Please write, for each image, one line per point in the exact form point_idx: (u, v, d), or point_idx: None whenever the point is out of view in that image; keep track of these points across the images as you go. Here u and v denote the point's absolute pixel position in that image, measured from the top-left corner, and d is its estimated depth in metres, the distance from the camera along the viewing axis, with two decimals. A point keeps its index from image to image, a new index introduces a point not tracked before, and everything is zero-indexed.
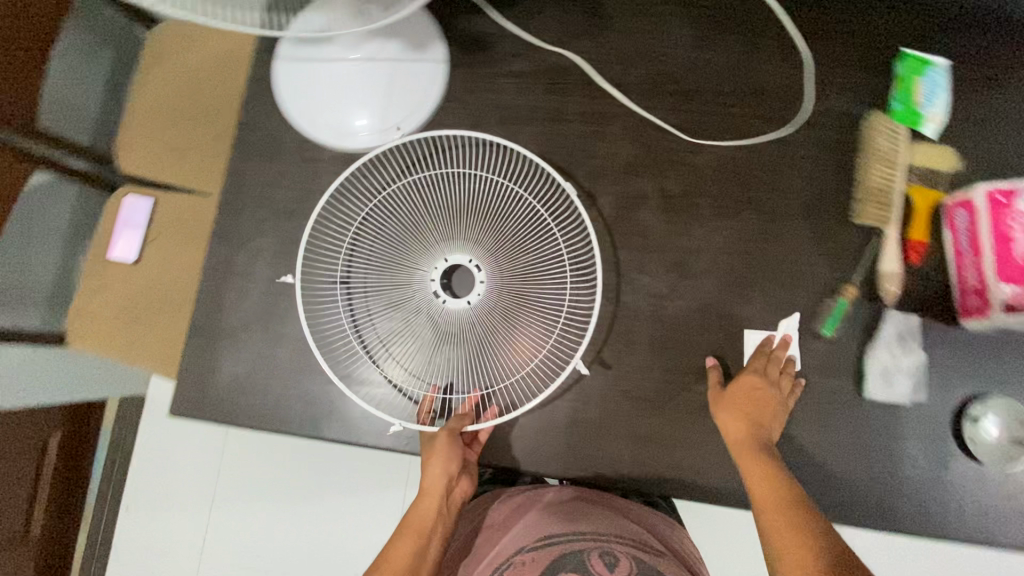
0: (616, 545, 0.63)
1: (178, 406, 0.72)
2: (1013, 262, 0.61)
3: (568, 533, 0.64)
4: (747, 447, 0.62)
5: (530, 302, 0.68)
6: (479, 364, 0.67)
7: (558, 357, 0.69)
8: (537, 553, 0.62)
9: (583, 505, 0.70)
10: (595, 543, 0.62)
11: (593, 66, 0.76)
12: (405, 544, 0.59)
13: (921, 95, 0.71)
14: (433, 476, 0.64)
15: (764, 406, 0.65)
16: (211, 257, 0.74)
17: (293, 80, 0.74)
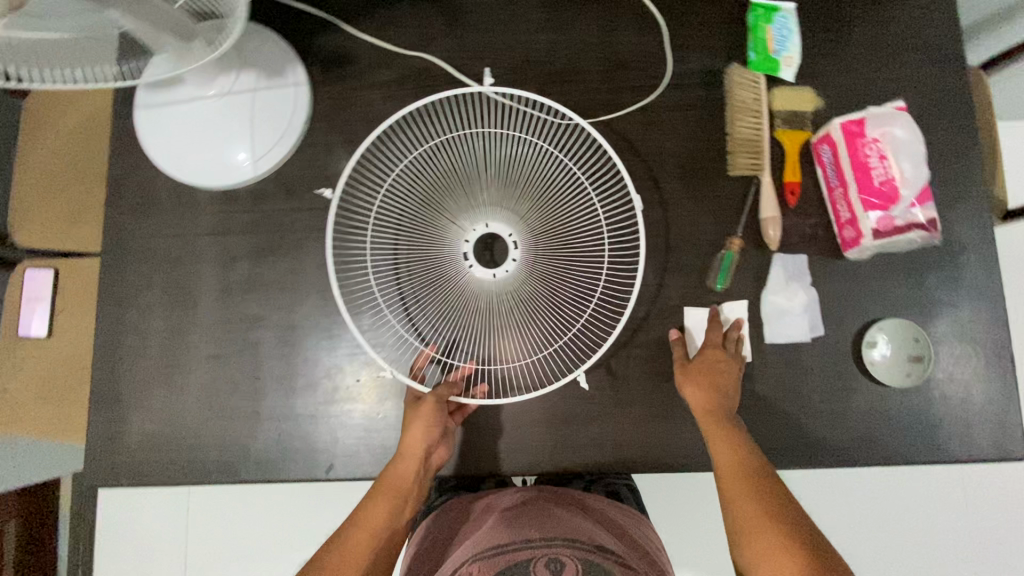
0: (568, 550, 0.52)
1: (90, 476, 0.70)
2: (874, 188, 0.64)
3: (516, 543, 0.54)
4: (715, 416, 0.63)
5: (570, 270, 0.68)
6: (512, 334, 0.68)
7: (593, 332, 0.70)
8: (481, 565, 0.52)
9: (537, 515, 0.61)
10: (544, 549, 0.52)
11: (455, 65, 0.76)
12: (380, 508, 0.61)
13: (774, 43, 0.73)
14: (412, 438, 0.63)
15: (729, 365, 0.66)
16: (102, 319, 0.72)
17: (151, 127, 0.72)
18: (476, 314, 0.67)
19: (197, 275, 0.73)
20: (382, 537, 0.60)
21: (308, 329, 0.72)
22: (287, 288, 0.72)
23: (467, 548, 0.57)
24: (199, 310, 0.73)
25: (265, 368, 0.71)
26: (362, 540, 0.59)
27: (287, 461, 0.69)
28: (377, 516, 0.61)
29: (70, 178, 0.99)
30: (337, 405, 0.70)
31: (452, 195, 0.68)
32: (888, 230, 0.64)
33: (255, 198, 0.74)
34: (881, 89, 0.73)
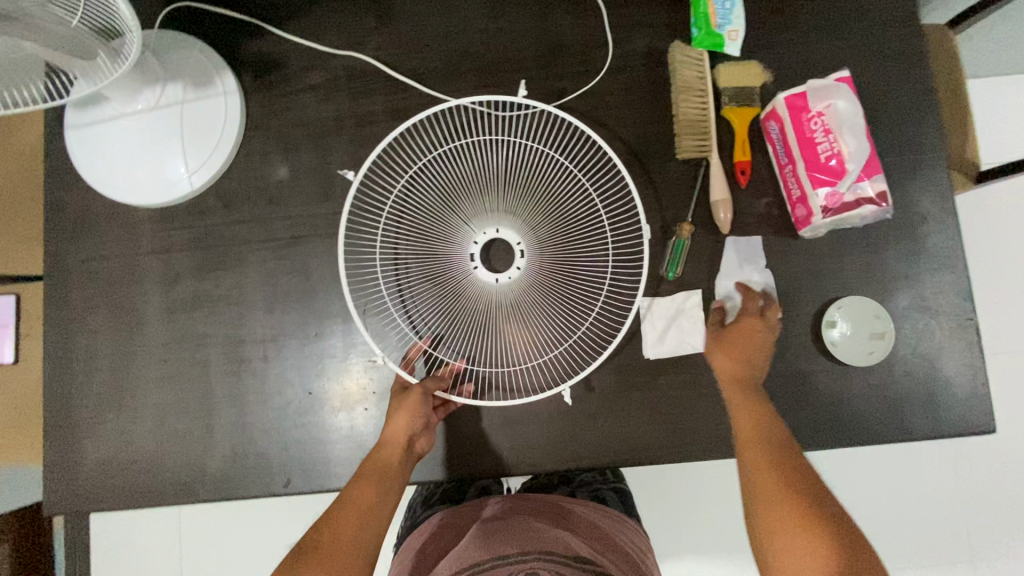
0: (545, 564, 0.51)
1: (50, 504, 0.69)
2: (820, 165, 0.61)
3: (495, 560, 0.53)
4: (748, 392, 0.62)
5: (575, 275, 0.67)
6: (518, 341, 0.67)
7: (597, 339, 0.69)
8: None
9: (518, 526, 0.59)
10: (521, 565, 0.51)
11: (389, 62, 0.74)
12: (365, 487, 0.58)
13: (717, 17, 0.69)
14: (393, 428, 0.61)
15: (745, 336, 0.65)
16: (49, 347, 0.72)
17: (79, 147, 0.70)
18: (485, 316, 0.66)
19: (140, 296, 0.72)
20: (368, 516, 0.56)
21: (255, 343, 0.70)
22: (232, 303, 0.71)
23: (446, 565, 0.56)
24: (145, 332, 0.71)
25: (215, 386, 0.70)
26: (348, 518, 0.55)
27: (243, 479, 0.69)
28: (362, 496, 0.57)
29: (18, 206, 0.98)
30: (290, 419, 0.69)
31: (462, 192, 0.67)
32: (838, 206, 0.62)
33: (193, 214, 0.73)
34: (830, 57, 0.70)
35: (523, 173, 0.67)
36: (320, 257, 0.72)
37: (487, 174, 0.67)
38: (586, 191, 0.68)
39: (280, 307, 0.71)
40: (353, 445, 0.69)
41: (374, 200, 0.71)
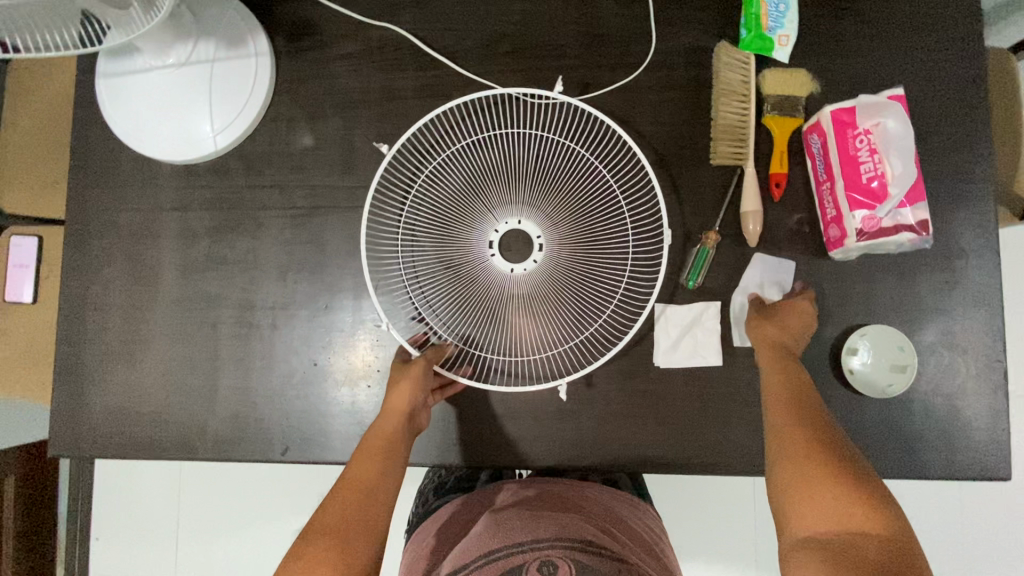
0: (562, 553, 0.49)
1: (55, 447, 0.71)
2: (862, 186, 0.58)
3: (510, 547, 0.51)
4: (777, 379, 0.57)
5: (594, 271, 0.66)
6: (530, 330, 0.66)
7: (608, 336, 0.67)
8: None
9: (529, 514, 0.57)
10: (537, 553, 0.49)
11: (424, 36, 0.72)
12: (364, 465, 0.57)
13: (769, 19, 0.66)
14: (396, 399, 0.61)
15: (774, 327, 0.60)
16: (64, 293, 0.72)
17: (109, 97, 0.70)
18: (498, 304, 0.66)
19: (157, 251, 0.72)
20: (369, 493, 0.55)
21: (265, 309, 0.70)
22: (245, 267, 0.71)
23: (458, 555, 0.53)
24: (158, 287, 0.72)
25: (222, 348, 0.70)
26: (347, 495, 0.54)
27: (240, 442, 0.69)
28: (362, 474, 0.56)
29: (44, 150, 0.99)
30: (293, 388, 0.69)
31: (488, 178, 0.67)
32: (874, 230, 0.59)
33: (216, 173, 0.72)
34: (883, 72, 0.66)
35: (550, 166, 0.67)
36: (336, 229, 0.71)
37: (515, 163, 0.67)
38: (610, 190, 0.67)
39: (293, 276, 0.71)
40: (353, 421, 0.69)
41: (399, 174, 0.71)
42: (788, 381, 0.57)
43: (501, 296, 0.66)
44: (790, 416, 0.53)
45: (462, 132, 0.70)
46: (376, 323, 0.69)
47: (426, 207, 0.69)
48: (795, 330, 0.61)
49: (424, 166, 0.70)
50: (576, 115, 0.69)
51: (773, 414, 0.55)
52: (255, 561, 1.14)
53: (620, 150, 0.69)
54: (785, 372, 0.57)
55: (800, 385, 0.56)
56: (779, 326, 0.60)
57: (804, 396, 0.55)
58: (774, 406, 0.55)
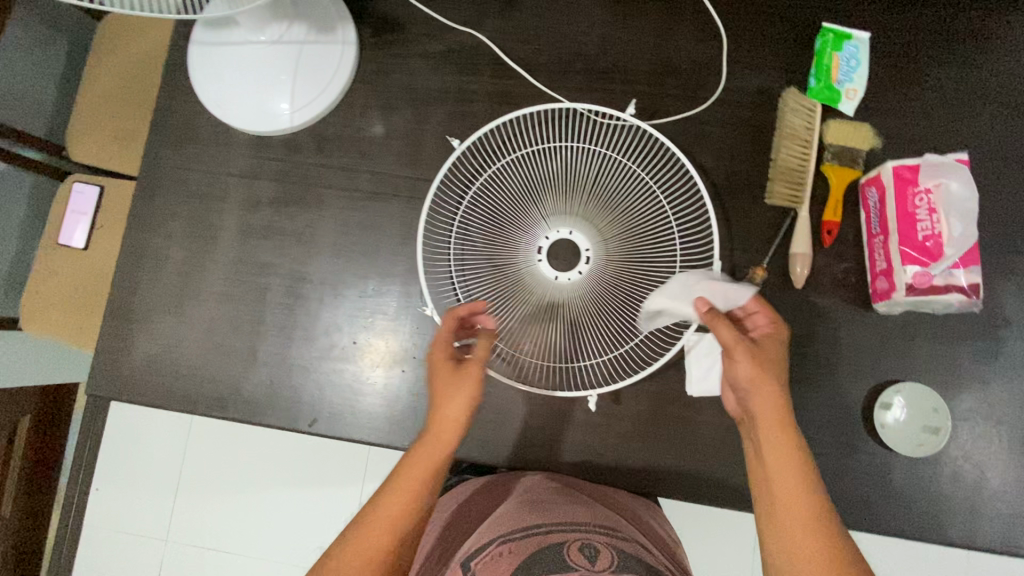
0: (601, 539, 0.51)
1: (92, 385, 0.73)
2: (916, 241, 0.59)
3: (551, 526, 0.52)
4: (780, 463, 0.51)
5: (637, 291, 0.67)
6: (567, 338, 0.67)
7: (642, 356, 0.68)
8: (513, 545, 0.50)
9: (563, 499, 0.59)
10: (578, 536, 0.51)
11: (503, 46, 0.75)
12: (402, 503, 0.50)
13: (838, 72, 0.69)
14: (451, 409, 0.55)
15: (741, 368, 0.53)
16: (127, 239, 0.75)
17: (199, 63, 0.73)
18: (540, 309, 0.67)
19: (220, 213, 0.75)
20: (405, 525, 0.50)
21: (315, 283, 0.73)
22: (301, 240, 0.74)
23: (492, 525, 0.55)
24: (215, 247, 0.74)
25: (267, 314, 0.72)
26: (380, 541, 0.48)
27: (271, 407, 0.71)
28: (400, 516, 0.50)
29: (126, 107, 1.04)
30: (329, 362, 0.71)
31: (547, 188, 0.69)
32: (924, 288, 0.60)
33: (286, 148, 0.75)
34: (946, 137, 0.68)
35: (609, 183, 0.69)
36: (393, 216, 0.73)
37: (576, 177, 0.69)
38: (664, 215, 0.68)
39: (345, 255, 0.73)
40: (381, 403, 0.70)
41: (461, 172, 0.72)
42: (792, 467, 0.50)
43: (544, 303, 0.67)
44: (782, 452, 0.51)
45: (526, 139, 0.72)
46: (418, 311, 0.71)
47: (483, 206, 0.70)
48: (767, 356, 0.54)
49: (486, 168, 0.72)
50: (640, 138, 0.71)
51: (768, 503, 0.50)
52: (250, 532, 1.15)
53: (681, 175, 0.70)
54: (791, 456, 0.50)
55: (803, 470, 0.50)
56: (758, 376, 0.53)
57: (808, 488, 0.49)
58: (771, 496, 0.50)
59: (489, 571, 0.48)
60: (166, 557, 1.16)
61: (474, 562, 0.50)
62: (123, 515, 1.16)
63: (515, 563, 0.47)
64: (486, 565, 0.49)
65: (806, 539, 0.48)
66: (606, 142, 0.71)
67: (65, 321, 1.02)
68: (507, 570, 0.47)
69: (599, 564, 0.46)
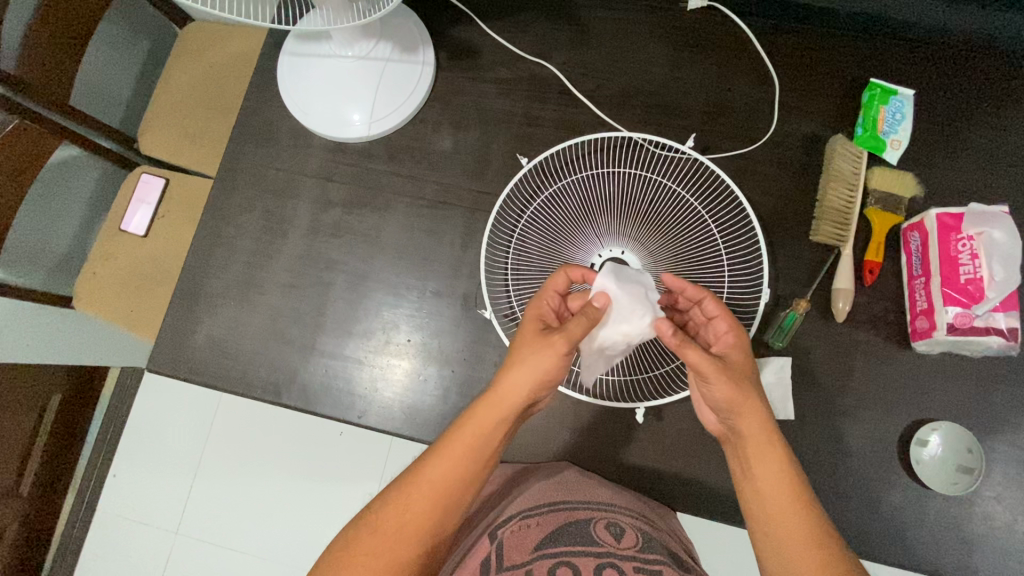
0: (625, 518, 0.53)
1: (153, 362, 0.76)
2: (958, 282, 0.63)
3: (576, 503, 0.55)
4: (767, 476, 0.50)
5: None
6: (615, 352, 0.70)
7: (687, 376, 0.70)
8: (540, 519, 0.52)
9: (583, 482, 0.61)
10: (602, 514, 0.53)
11: (570, 77, 0.81)
12: (450, 468, 0.51)
13: (884, 123, 0.73)
14: (516, 381, 0.52)
15: (717, 393, 0.51)
16: (202, 227, 0.80)
17: (289, 71, 0.79)
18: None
19: (292, 209, 0.80)
20: (444, 495, 0.50)
21: (376, 281, 0.77)
22: (367, 240, 0.78)
23: (518, 497, 0.58)
24: (284, 240, 0.79)
25: (328, 306, 0.76)
26: (427, 500, 0.50)
27: (324, 396, 0.73)
28: (446, 480, 0.51)
29: (201, 109, 1.08)
30: (384, 357, 0.74)
31: (605, 208, 0.73)
32: (964, 328, 0.63)
33: (360, 155, 0.81)
34: (983, 192, 0.72)
35: (663, 209, 0.73)
36: (455, 225, 0.78)
37: (632, 201, 0.73)
38: (714, 243, 0.72)
39: (407, 257, 0.77)
40: (431, 402, 0.73)
41: (523, 189, 0.77)
42: (778, 480, 0.49)
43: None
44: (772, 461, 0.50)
45: (587, 163, 0.77)
46: (473, 316, 0.74)
47: (542, 222, 0.74)
48: (739, 369, 0.52)
49: (546, 188, 0.76)
50: (694, 170, 0.75)
51: (758, 508, 0.50)
52: (263, 531, 1.13)
53: (732, 207, 0.74)
54: (775, 462, 0.49)
55: (790, 483, 0.49)
56: (735, 396, 0.51)
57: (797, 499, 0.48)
58: (760, 500, 0.49)
59: (518, 541, 0.50)
60: (175, 549, 1.14)
61: (501, 530, 0.51)
62: (140, 502, 1.16)
63: (545, 535, 0.50)
64: (514, 533, 0.51)
65: (804, 546, 0.47)
66: (661, 172, 0.76)
67: (126, 305, 1.01)
68: (537, 540, 0.49)
69: (624, 542, 0.50)
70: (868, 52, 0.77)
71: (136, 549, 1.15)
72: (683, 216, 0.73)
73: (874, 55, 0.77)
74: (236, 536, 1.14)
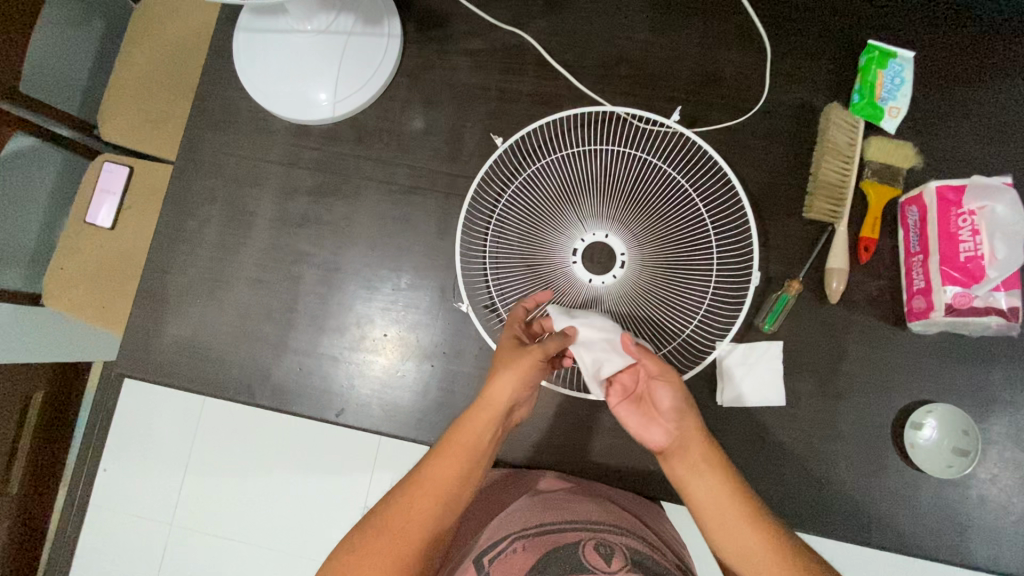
0: (615, 537, 0.51)
1: (121, 364, 0.73)
2: (957, 261, 0.59)
3: (564, 523, 0.53)
4: (709, 478, 0.53)
5: (673, 297, 0.66)
6: None
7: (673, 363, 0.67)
8: (526, 545, 0.50)
9: (571, 498, 0.59)
10: (591, 533, 0.51)
11: (548, 48, 0.75)
12: (445, 476, 0.52)
13: (882, 90, 0.69)
14: (501, 390, 0.53)
15: (669, 394, 0.55)
16: (164, 221, 0.76)
17: (244, 50, 0.74)
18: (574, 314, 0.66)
19: (257, 199, 0.75)
20: (441, 499, 0.51)
21: (349, 273, 0.73)
22: (338, 230, 0.74)
23: (506, 520, 0.56)
24: (250, 232, 0.75)
25: (300, 301, 0.73)
26: (427, 503, 0.51)
27: (300, 395, 0.71)
28: (444, 482, 0.51)
29: (161, 91, 1.01)
30: (360, 353, 0.71)
31: (586, 190, 0.69)
32: (964, 309, 0.60)
33: (327, 138, 0.76)
34: (986, 161, 0.68)
35: (649, 190, 0.69)
36: (429, 211, 0.74)
37: (615, 181, 0.69)
38: (702, 225, 0.68)
39: (379, 247, 0.73)
40: (411, 398, 0.70)
41: (500, 170, 0.72)
42: (718, 477, 0.52)
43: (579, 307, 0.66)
44: (704, 459, 0.53)
45: (568, 138, 0.73)
46: (451, 308, 0.71)
47: (522, 205, 0.70)
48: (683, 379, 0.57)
49: (522, 170, 0.72)
50: (682, 146, 0.71)
51: (709, 512, 0.52)
52: (255, 520, 1.13)
53: (720, 182, 0.70)
54: (711, 458, 0.54)
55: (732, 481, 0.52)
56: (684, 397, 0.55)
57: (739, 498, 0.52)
58: (709, 502, 0.52)
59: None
60: (170, 543, 1.14)
61: (489, 563, 0.51)
62: (129, 497, 1.15)
63: (532, 564, 0.48)
64: (503, 564, 0.50)
65: (754, 538, 0.50)
66: (646, 148, 0.71)
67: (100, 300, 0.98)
68: (524, 571, 0.47)
69: (615, 562, 0.47)
70: (868, 10, 0.71)
71: (127, 543, 1.14)
72: (671, 197, 0.69)
73: (873, 14, 0.71)
74: (229, 526, 1.13)
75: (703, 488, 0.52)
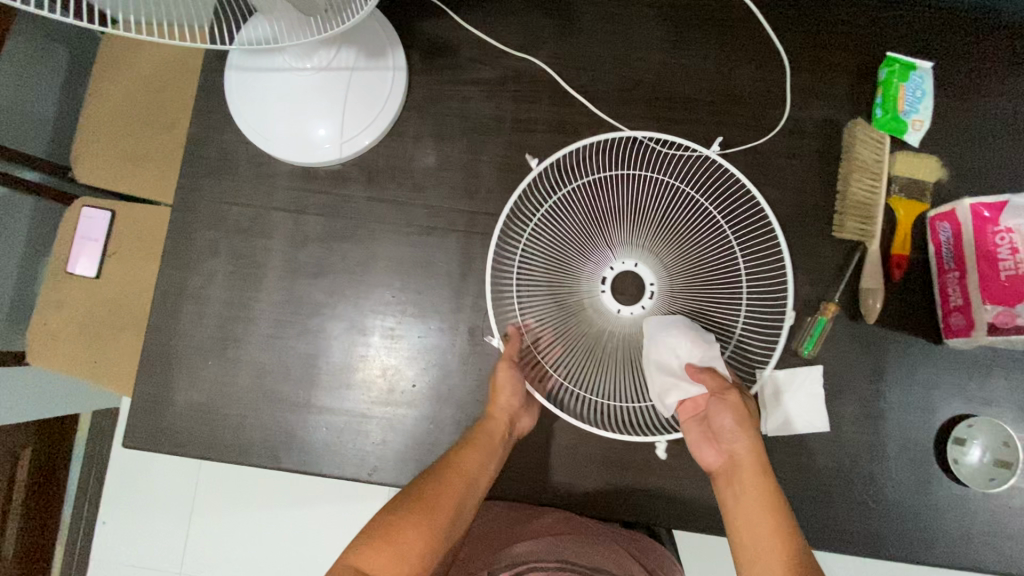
0: None
1: (131, 436, 0.68)
2: (998, 281, 0.59)
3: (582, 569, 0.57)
4: (750, 505, 0.53)
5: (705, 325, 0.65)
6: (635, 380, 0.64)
7: None
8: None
9: (585, 543, 0.62)
10: None
11: (561, 73, 0.72)
12: (473, 461, 0.58)
13: (904, 103, 0.67)
14: (504, 392, 0.62)
15: (728, 417, 0.55)
16: (165, 279, 0.71)
17: (240, 92, 0.68)
18: (610, 351, 0.64)
19: (265, 249, 0.71)
20: (467, 483, 0.56)
21: (371, 324, 0.69)
22: (354, 277, 0.70)
23: (523, 553, 0.59)
24: (260, 285, 0.70)
25: (320, 355, 0.69)
26: (455, 486, 0.55)
27: (329, 455, 0.67)
28: (469, 470, 0.57)
29: (141, 128, 0.94)
30: (390, 407, 0.68)
31: (613, 221, 0.66)
32: (1007, 329, 0.59)
33: (335, 180, 0.72)
34: (1010, 170, 0.68)
35: (680, 216, 0.67)
36: (450, 252, 0.70)
37: (644, 208, 0.67)
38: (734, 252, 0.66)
39: (400, 293, 0.70)
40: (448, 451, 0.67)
41: (524, 199, 0.69)
42: (758, 507, 0.53)
43: (614, 344, 0.64)
44: (748, 486, 0.54)
45: (591, 167, 0.70)
46: (481, 352, 0.68)
47: (550, 236, 0.67)
48: (749, 407, 0.56)
49: (545, 201, 0.69)
50: (710, 170, 0.69)
51: (740, 537, 0.53)
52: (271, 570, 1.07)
53: (747, 204, 0.68)
54: (760, 486, 0.53)
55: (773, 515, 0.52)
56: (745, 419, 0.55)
57: (777, 532, 0.51)
58: (742, 528, 0.53)
59: None
60: None
61: None
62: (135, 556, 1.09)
63: None
64: None
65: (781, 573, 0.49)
66: (670, 172, 0.69)
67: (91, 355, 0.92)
68: None
69: None
70: (884, 22, 0.70)
71: None
72: (700, 221, 0.67)
73: (889, 25, 0.70)
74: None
75: (739, 515, 0.53)
